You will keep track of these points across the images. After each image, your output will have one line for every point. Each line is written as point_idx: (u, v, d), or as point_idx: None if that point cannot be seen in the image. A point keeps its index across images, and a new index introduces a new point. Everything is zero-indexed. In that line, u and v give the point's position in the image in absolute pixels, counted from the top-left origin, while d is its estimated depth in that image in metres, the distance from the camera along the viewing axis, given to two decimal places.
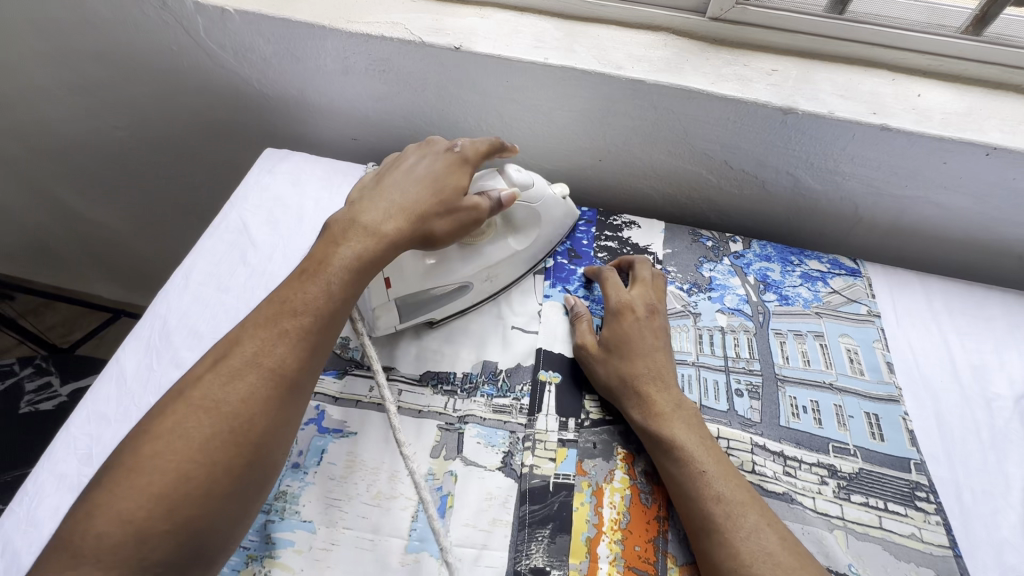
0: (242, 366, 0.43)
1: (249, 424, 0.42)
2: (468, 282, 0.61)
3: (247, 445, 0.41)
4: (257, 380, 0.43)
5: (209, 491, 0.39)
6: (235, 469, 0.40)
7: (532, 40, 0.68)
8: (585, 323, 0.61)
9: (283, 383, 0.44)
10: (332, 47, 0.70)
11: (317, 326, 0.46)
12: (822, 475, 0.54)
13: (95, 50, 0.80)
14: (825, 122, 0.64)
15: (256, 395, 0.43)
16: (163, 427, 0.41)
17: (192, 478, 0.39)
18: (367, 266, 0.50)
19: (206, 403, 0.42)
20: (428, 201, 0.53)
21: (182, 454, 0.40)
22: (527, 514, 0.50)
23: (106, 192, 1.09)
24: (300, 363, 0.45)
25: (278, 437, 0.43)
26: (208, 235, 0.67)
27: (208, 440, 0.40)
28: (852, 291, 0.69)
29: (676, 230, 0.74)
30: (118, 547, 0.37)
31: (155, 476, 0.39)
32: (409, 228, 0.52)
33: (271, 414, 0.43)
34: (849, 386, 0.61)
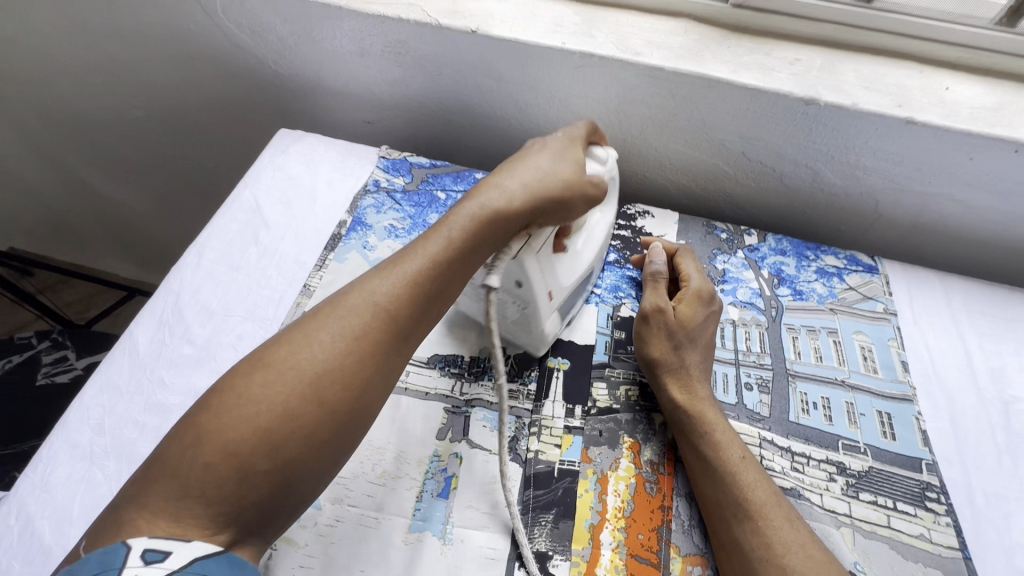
0: (359, 304, 0.42)
1: (358, 370, 0.40)
2: (593, 268, 0.62)
3: (352, 392, 0.40)
4: (372, 322, 0.41)
5: (311, 436, 0.38)
6: (338, 416, 0.39)
7: (550, 24, 0.67)
8: (655, 286, 0.61)
9: (395, 331, 0.42)
10: (349, 28, 0.70)
11: (437, 276, 0.44)
12: (831, 472, 0.54)
13: (113, 26, 0.81)
14: (848, 114, 0.63)
15: (369, 337, 0.41)
16: (276, 357, 0.39)
17: (298, 417, 0.38)
18: (495, 223, 0.46)
19: (320, 338, 0.40)
20: (558, 167, 0.50)
21: (291, 391, 0.38)
22: (531, 499, 0.50)
23: (122, 170, 1.11)
24: (414, 312, 0.43)
25: (381, 390, 0.42)
26: (222, 213, 0.67)
27: (318, 379, 0.39)
28: (869, 287, 0.68)
29: (691, 221, 0.73)
30: (222, 481, 0.35)
31: (264, 407, 0.37)
32: (537, 194, 0.48)
33: (379, 364, 0.41)
34: (862, 384, 0.60)
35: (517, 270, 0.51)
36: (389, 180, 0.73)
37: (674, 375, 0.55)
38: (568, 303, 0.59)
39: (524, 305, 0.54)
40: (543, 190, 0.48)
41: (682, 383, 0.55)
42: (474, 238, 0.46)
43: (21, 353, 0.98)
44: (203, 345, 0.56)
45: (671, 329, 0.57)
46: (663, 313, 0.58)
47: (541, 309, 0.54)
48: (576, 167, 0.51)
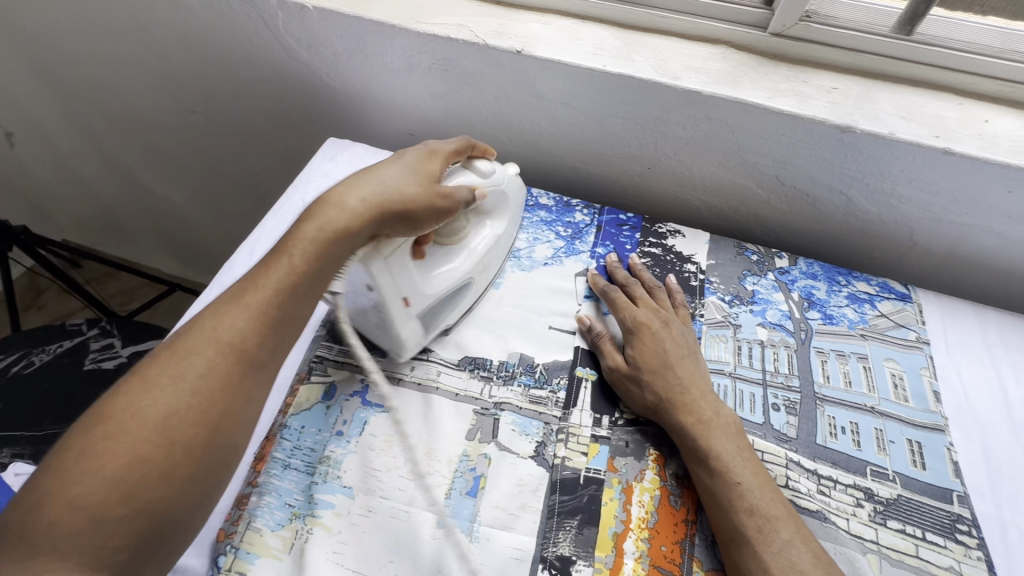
0: (202, 343, 0.44)
1: (210, 401, 0.42)
2: (471, 278, 0.63)
3: (207, 424, 0.42)
4: (217, 357, 0.44)
5: (169, 472, 0.40)
6: (192, 450, 0.41)
7: (591, 47, 0.70)
8: (608, 343, 0.61)
9: (245, 360, 0.45)
10: (400, 45, 0.74)
11: (281, 301, 0.47)
12: (858, 497, 0.54)
13: (181, 37, 0.86)
14: (884, 142, 0.63)
15: (218, 370, 0.43)
16: (118, 407, 0.40)
17: (151, 458, 0.39)
18: (336, 241, 0.50)
19: (163, 382, 0.42)
20: (404, 185, 0.53)
21: (140, 436, 0.39)
22: (557, 504, 0.51)
23: (175, 171, 1.17)
24: (264, 340, 0.46)
25: (241, 415, 0.44)
26: (272, 215, 0.71)
27: (165, 420, 0.40)
28: (901, 315, 0.67)
29: (721, 242, 0.74)
30: (73, 537, 0.36)
31: (110, 458, 0.38)
32: (381, 208, 0.51)
33: (234, 392, 0.44)
34: (892, 412, 0.59)
35: (365, 273, 0.53)
36: None
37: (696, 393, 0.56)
38: (433, 311, 0.60)
39: (378, 310, 0.55)
40: (386, 207, 0.52)
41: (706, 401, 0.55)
42: (314, 262, 0.49)
43: (72, 339, 1.04)
44: None
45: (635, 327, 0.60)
46: (622, 367, 0.58)
47: (394, 314, 0.55)
48: (425, 185, 0.54)
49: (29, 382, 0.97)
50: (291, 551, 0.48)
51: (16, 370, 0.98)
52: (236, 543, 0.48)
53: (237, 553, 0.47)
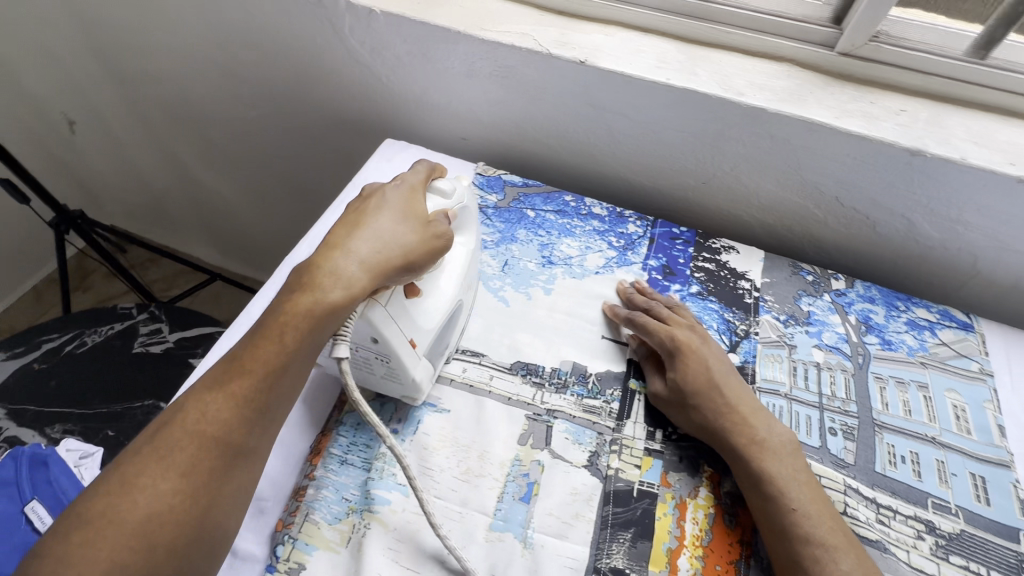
0: (184, 437, 0.43)
1: (192, 500, 0.42)
2: (460, 302, 0.60)
3: (190, 524, 0.42)
4: (199, 453, 0.43)
5: (150, 575, 0.40)
6: (175, 551, 0.41)
7: (654, 60, 0.70)
8: (649, 365, 0.60)
9: (229, 452, 0.44)
10: (462, 52, 0.75)
11: (268, 387, 0.46)
12: (919, 530, 0.52)
13: (248, 36, 0.89)
14: (955, 168, 0.62)
15: (201, 466, 0.43)
16: (98, 510, 0.40)
17: (130, 565, 0.39)
18: (329, 317, 0.47)
19: (144, 482, 0.41)
20: (398, 234, 0.52)
21: (120, 543, 0.39)
22: (610, 515, 0.51)
23: (227, 164, 1.20)
24: (250, 430, 0.45)
25: (226, 509, 0.44)
26: (331, 211, 0.73)
27: (145, 524, 0.40)
28: (963, 345, 0.66)
29: (776, 260, 0.73)
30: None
31: (87, 568, 0.38)
32: (375, 267, 0.50)
33: (218, 487, 0.43)
34: (954, 444, 0.58)
35: (367, 325, 0.51)
36: (482, 196, 0.77)
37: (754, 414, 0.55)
38: (436, 347, 0.58)
39: (386, 358, 0.53)
40: (383, 260, 0.50)
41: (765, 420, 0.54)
42: (304, 342, 0.47)
43: (123, 322, 1.07)
44: None
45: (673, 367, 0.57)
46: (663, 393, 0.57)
47: (404, 359, 0.53)
48: (420, 231, 0.54)
49: (82, 361, 1.01)
50: (348, 544, 0.49)
51: (70, 349, 1.02)
52: (295, 533, 0.49)
53: (295, 543, 0.48)
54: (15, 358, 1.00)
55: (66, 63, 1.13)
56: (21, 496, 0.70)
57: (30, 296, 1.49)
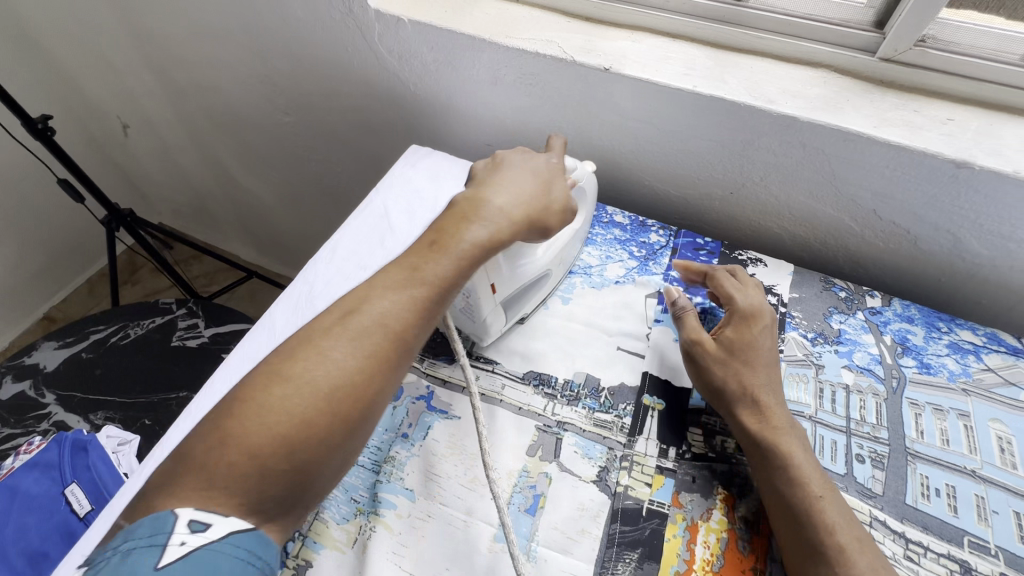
0: (371, 325, 0.46)
1: (368, 382, 0.44)
2: (550, 270, 0.64)
3: (364, 401, 0.44)
4: (384, 341, 0.46)
5: (326, 440, 0.42)
6: (351, 422, 0.43)
7: (682, 67, 0.69)
8: (693, 319, 0.60)
9: (400, 347, 0.47)
10: (487, 58, 0.75)
11: (439, 295, 0.49)
12: (952, 570, 0.49)
13: (283, 44, 0.92)
14: (1006, 182, 0.58)
15: (379, 352, 0.45)
16: (296, 370, 0.43)
17: (312, 425, 0.42)
18: (486, 249, 0.53)
19: (335, 356, 0.44)
20: (533, 192, 0.57)
21: (311, 402, 0.42)
22: (617, 533, 0.50)
23: (264, 167, 1.25)
24: (418, 331, 0.48)
25: (389, 396, 0.46)
26: (356, 215, 0.74)
27: (331, 392, 0.43)
28: (1012, 372, 0.61)
29: (806, 275, 0.70)
30: (245, 478, 0.39)
31: (284, 415, 0.41)
32: (524, 219, 0.55)
33: (387, 372, 0.46)
34: (997, 479, 0.53)
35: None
36: None
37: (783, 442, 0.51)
38: (518, 298, 0.62)
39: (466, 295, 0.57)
40: (525, 214, 0.56)
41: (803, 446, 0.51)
42: (470, 263, 0.51)
43: (163, 316, 1.12)
44: None
45: (730, 345, 0.56)
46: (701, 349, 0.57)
47: (483, 299, 0.57)
48: (559, 201, 0.59)
49: (125, 352, 1.07)
50: (354, 545, 0.49)
51: (115, 340, 1.08)
52: (304, 530, 0.50)
53: (304, 540, 0.49)
54: (66, 347, 1.06)
55: (121, 69, 1.19)
56: (63, 479, 0.75)
57: (85, 288, 1.59)
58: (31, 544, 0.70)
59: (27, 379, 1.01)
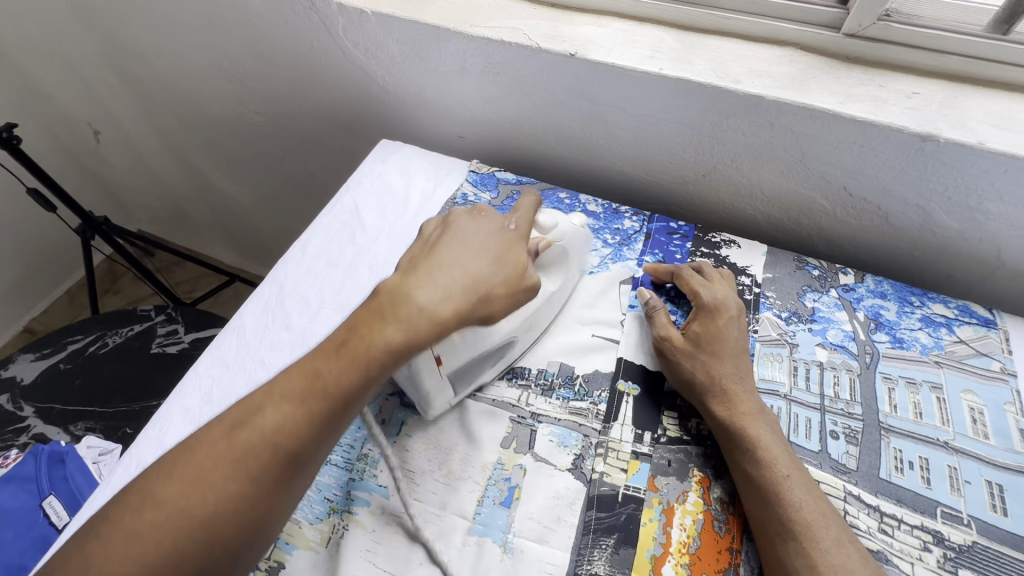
0: (257, 444, 0.43)
1: (254, 505, 0.42)
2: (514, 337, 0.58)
3: (248, 526, 0.42)
4: (270, 462, 0.43)
5: (205, 568, 0.41)
6: (233, 547, 0.42)
7: (648, 50, 0.68)
8: (664, 315, 0.60)
9: (293, 466, 0.44)
10: (453, 49, 0.74)
11: (341, 408, 0.45)
12: (926, 541, 0.49)
13: (248, 42, 0.90)
14: (972, 153, 0.58)
15: (266, 474, 0.43)
16: (170, 494, 0.42)
17: (187, 555, 0.41)
18: (405, 355, 0.46)
19: (217, 479, 0.42)
20: (479, 273, 0.49)
21: (187, 531, 0.41)
22: (593, 520, 0.50)
23: (238, 169, 1.23)
24: (315, 448, 0.45)
25: (280, 515, 0.44)
26: (324, 212, 0.73)
27: (211, 519, 0.41)
28: (984, 343, 0.61)
29: (780, 255, 0.70)
30: None
31: (154, 544, 0.40)
32: (464, 315, 0.47)
33: (279, 493, 0.44)
34: (969, 449, 0.54)
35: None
36: (475, 193, 0.74)
37: (754, 423, 0.51)
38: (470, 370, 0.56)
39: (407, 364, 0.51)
40: (472, 307, 0.48)
41: (770, 426, 0.52)
42: (385, 372, 0.46)
43: (141, 323, 1.11)
44: (300, 333, 0.60)
45: (697, 339, 0.57)
46: (672, 345, 0.57)
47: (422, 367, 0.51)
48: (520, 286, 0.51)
49: (104, 361, 1.05)
50: (328, 544, 0.49)
51: (93, 349, 1.07)
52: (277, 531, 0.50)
53: (276, 541, 0.49)
54: (43, 358, 1.05)
55: (86, 74, 1.17)
56: (40, 491, 0.74)
57: (65, 298, 1.57)
58: (7, 560, 0.68)
59: (4, 394, 1.00)
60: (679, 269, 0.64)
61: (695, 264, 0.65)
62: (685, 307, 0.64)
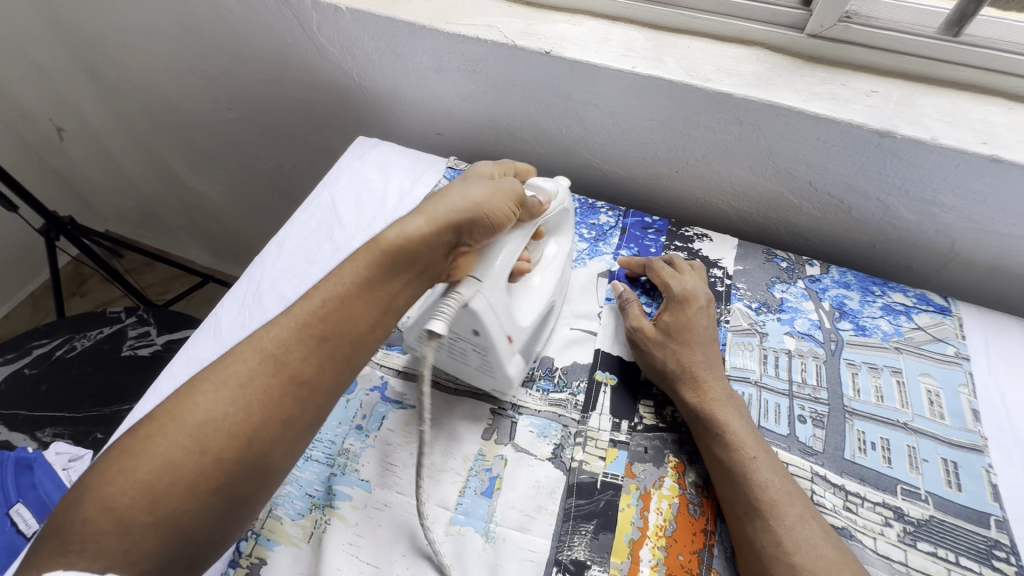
0: (248, 352, 0.43)
1: (244, 415, 0.41)
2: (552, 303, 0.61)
3: (239, 438, 0.41)
4: (263, 366, 0.43)
5: (195, 484, 0.39)
6: (223, 461, 0.40)
7: (621, 48, 0.70)
8: (637, 307, 0.61)
9: (284, 375, 0.43)
10: (429, 46, 0.75)
11: (331, 316, 0.45)
12: (887, 517, 0.52)
13: (219, 37, 0.89)
14: (926, 148, 0.61)
15: (257, 381, 0.42)
16: (163, 410, 0.41)
17: (179, 467, 0.39)
18: (396, 257, 0.47)
19: (207, 389, 0.42)
20: (472, 198, 0.50)
21: (175, 442, 0.39)
22: (573, 507, 0.51)
23: (211, 167, 1.21)
24: (306, 356, 0.44)
25: (276, 433, 0.42)
26: (301, 209, 0.73)
27: (202, 428, 0.40)
28: (940, 329, 0.64)
29: (750, 248, 0.72)
30: (100, 536, 0.36)
31: (145, 460, 0.39)
32: (449, 221, 0.49)
33: (272, 404, 0.42)
34: (927, 429, 0.57)
35: (469, 317, 0.50)
36: None
37: (725, 408, 0.53)
38: (530, 345, 0.57)
39: (483, 350, 0.52)
40: (455, 213, 0.49)
41: (741, 412, 0.54)
42: (373, 275, 0.47)
43: (111, 326, 1.08)
44: None
45: (667, 329, 0.58)
46: (644, 335, 0.59)
47: (500, 352, 0.52)
48: (508, 204, 0.52)
49: (72, 366, 1.02)
50: (310, 539, 0.49)
51: (60, 353, 1.03)
52: (257, 529, 0.49)
53: (257, 538, 0.49)
54: (6, 364, 1.01)
55: (48, 69, 1.13)
56: (6, 500, 0.71)
57: (28, 302, 1.52)
58: None
59: None
60: (652, 261, 0.66)
61: (667, 257, 0.67)
62: (659, 299, 0.66)
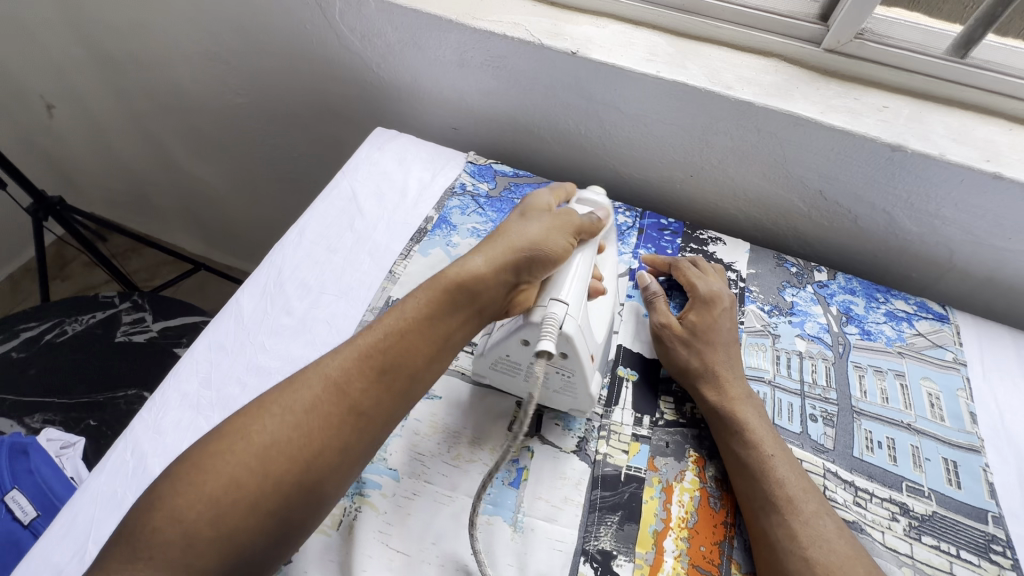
0: (313, 378, 0.44)
1: (306, 443, 0.41)
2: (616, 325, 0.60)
3: (298, 464, 0.41)
4: (325, 395, 0.43)
5: (255, 505, 0.39)
6: (283, 487, 0.40)
7: (645, 53, 0.71)
8: (663, 304, 0.63)
9: (345, 406, 0.43)
10: (454, 40, 0.75)
11: (393, 346, 0.45)
12: (893, 511, 0.54)
13: (234, 20, 0.87)
14: (933, 163, 0.64)
15: (319, 408, 0.42)
16: (232, 427, 0.42)
17: (242, 486, 0.39)
18: (457, 291, 0.48)
19: (274, 410, 0.42)
20: (528, 231, 0.51)
21: (241, 461, 0.40)
22: (598, 499, 0.52)
23: (212, 151, 1.18)
24: (367, 388, 0.44)
25: (333, 464, 0.42)
26: (321, 197, 0.72)
27: (265, 451, 0.40)
28: (939, 335, 0.68)
29: (762, 252, 0.74)
30: (167, 546, 0.37)
31: (212, 476, 0.39)
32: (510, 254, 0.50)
33: (331, 434, 0.42)
34: (928, 429, 0.60)
35: (562, 341, 0.50)
36: (474, 184, 0.76)
37: (745, 407, 0.55)
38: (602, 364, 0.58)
39: (569, 373, 0.52)
40: (511, 246, 0.50)
41: (760, 411, 0.56)
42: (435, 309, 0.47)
43: (104, 310, 1.05)
44: (302, 318, 0.60)
45: (693, 328, 0.60)
46: (672, 332, 0.60)
47: (585, 374, 0.52)
48: (565, 235, 0.53)
49: (63, 350, 0.99)
50: (339, 527, 0.49)
51: (50, 337, 1.00)
52: None
53: None
54: None
55: (43, 43, 1.09)
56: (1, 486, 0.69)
57: (7, 284, 1.46)
58: None
59: None
60: (679, 261, 0.68)
61: (692, 258, 0.68)
62: (680, 298, 0.67)
